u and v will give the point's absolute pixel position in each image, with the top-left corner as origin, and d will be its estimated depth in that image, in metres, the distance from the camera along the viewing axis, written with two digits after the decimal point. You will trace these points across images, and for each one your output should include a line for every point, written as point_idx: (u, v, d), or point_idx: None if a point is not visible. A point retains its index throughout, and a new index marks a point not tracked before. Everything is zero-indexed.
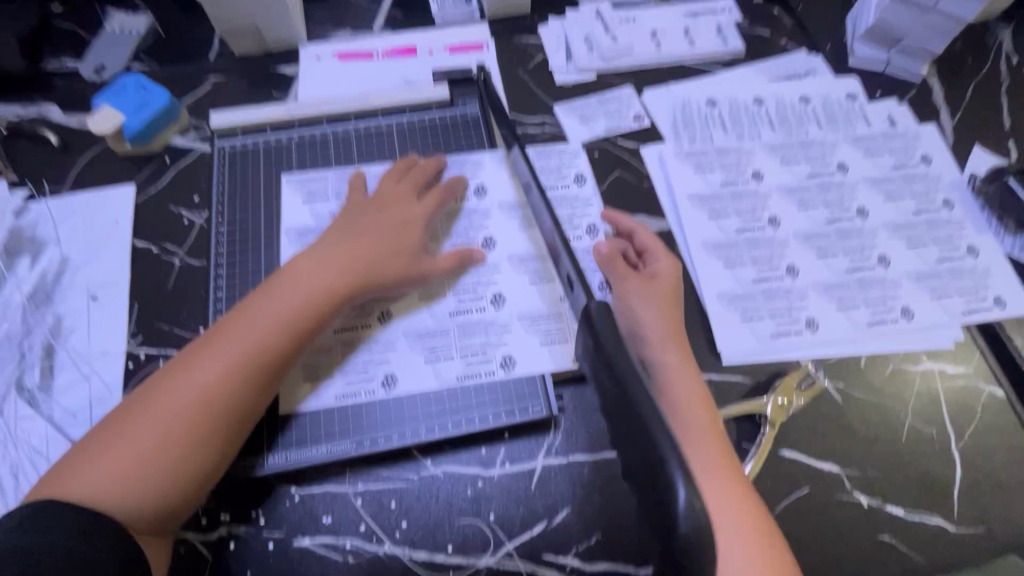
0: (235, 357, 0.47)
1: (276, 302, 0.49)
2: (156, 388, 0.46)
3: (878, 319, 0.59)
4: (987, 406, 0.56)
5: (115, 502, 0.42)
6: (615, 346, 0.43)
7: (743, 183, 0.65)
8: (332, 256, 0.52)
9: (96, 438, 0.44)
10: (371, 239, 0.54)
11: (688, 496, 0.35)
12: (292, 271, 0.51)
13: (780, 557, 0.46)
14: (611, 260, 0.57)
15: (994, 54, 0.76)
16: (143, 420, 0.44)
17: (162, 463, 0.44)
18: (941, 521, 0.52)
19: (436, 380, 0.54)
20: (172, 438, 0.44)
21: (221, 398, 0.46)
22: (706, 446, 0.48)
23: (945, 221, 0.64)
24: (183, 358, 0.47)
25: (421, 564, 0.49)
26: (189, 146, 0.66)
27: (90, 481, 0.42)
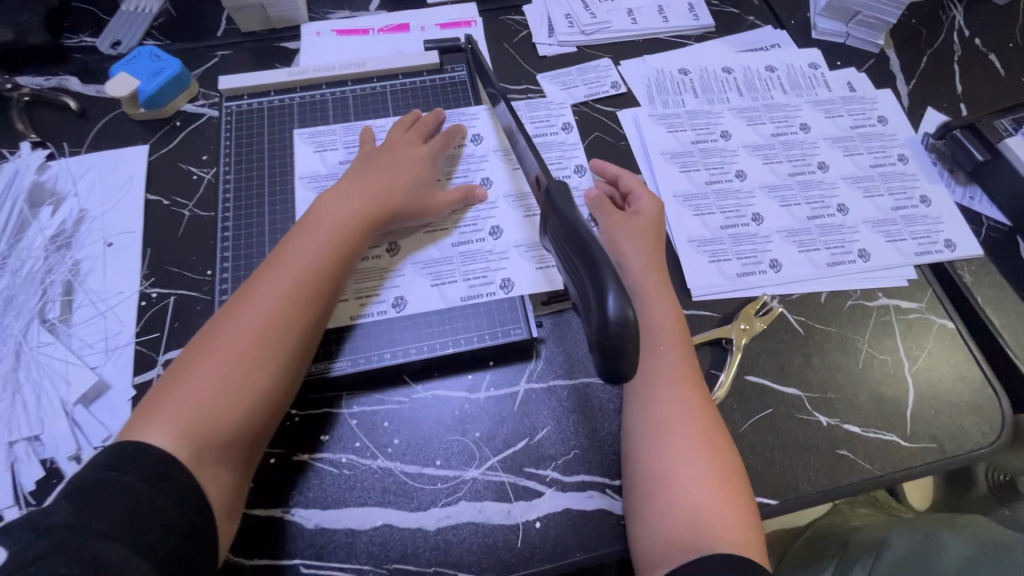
0: (288, 292, 0.50)
1: (315, 242, 0.53)
2: (215, 329, 0.49)
3: (837, 259, 0.64)
4: (938, 335, 0.61)
5: (191, 431, 0.44)
6: (564, 198, 0.45)
7: (712, 141, 0.70)
8: (358, 197, 0.56)
9: (165, 385, 0.46)
10: (394, 185, 0.58)
11: (621, 304, 0.37)
12: (323, 214, 0.55)
13: (731, 463, 0.49)
14: (598, 201, 0.61)
15: (947, 27, 0.81)
16: (212, 361, 0.47)
17: (238, 394, 0.46)
18: (895, 437, 0.56)
19: (442, 301, 0.58)
20: (243, 372, 0.47)
21: (282, 329, 0.49)
22: (671, 360, 0.53)
23: (900, 174, 0.69)
24: (236, 300, 0.50)
25: (412, 476, 0.53)
26: (197, 112, 0.71)
27: (173, 419, 0.44)
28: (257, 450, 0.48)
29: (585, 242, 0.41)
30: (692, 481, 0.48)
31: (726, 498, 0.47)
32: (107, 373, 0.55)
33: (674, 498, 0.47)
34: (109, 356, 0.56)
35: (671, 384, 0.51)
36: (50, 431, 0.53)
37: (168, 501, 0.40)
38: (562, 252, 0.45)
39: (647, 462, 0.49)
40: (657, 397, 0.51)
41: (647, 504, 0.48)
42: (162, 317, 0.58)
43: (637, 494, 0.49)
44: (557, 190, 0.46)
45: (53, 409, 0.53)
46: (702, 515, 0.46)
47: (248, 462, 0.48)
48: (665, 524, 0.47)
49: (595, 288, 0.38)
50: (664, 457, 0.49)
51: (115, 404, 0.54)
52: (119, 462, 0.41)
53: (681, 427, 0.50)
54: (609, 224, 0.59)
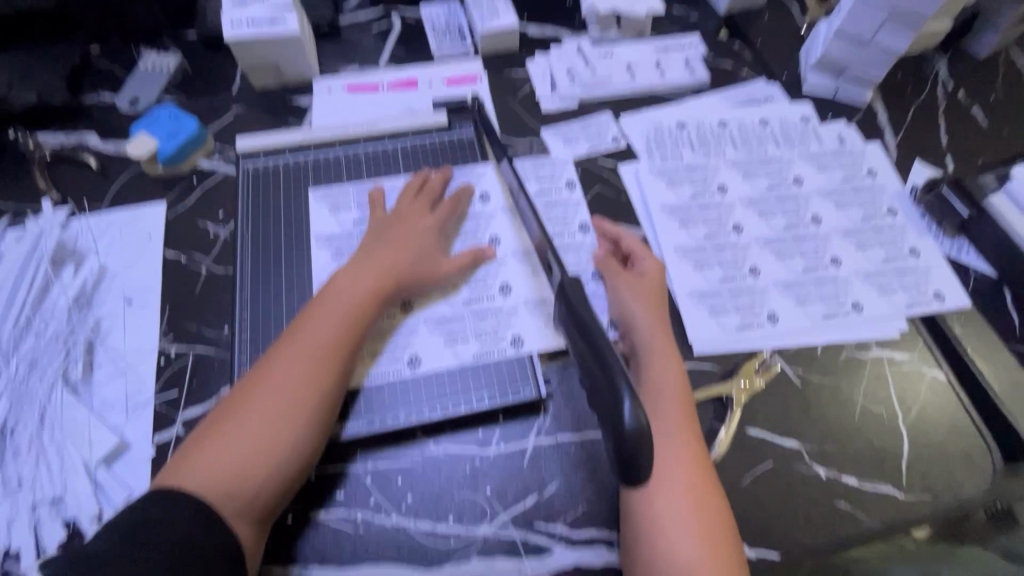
0: (311, 357, 0.53)
1: (336, 307, 0.56)
2: (244, 395, 0.52)
3: (831, 312, 0.66)
4: (930, 386, 0.63)
5: (223, 497, 0.47)
6: (577, 296, 0.49)
7: (710, 195, 0.73)
8: (374, 264, 0.59)
9: (198, 449, 0.50)
10: (408, 248, 0.61)
11: (634, 413, 0.40)
12: (344, 281, 0.58)
13: (721, 521, 0.51)
14: (608, 263, 0.64)
15: (931, 80, 0.85)
16: (239, 424, 0.50)
17: (261, 458, 0.49)
18: (892, 489, 0.58)
19: (455, 359, 0.61)
20: (266, 436, 0.50)
21: (304, 394, 0.52)
22: (671, 416, 0.54)
23: (890, 226, 0.72)
24: (263, 367, 0.54)
25: (425, 533, 0.54)
26: (214, 168, 0.73)
27: (206, 486, 0.47)
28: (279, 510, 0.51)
29: (598, 347, 0.44)
30: (683, 543, 0.49)
31: (716, 558, 0.49)
32: (128, 432, 0.57)
33: (668, 556, 0.49)
34: (130, 415, 0.58)
35: (671, 445, 0.53)
36: (73, 491, 0.54)
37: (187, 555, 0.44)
38: (578, 350, 0.48)
39: (643, 519, 0.51)
40: (657, 454, 0.52)
41: (643, 560, 0.50)
42: (181, 374, 0.60)
43: (633, 551, 0.51)
44: (569, 288, 0.50)
45: (76, 469, 0.55)
46: (694, 573, 0.48)
47: (268, 521, 0.50)
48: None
49: (610, 390, 0.42)
50: (661, 515, 0.50)
51: (135, 462, 0.56)
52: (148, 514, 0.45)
53: (679, 485, 0.51)
54: (620, 284, 0.62)
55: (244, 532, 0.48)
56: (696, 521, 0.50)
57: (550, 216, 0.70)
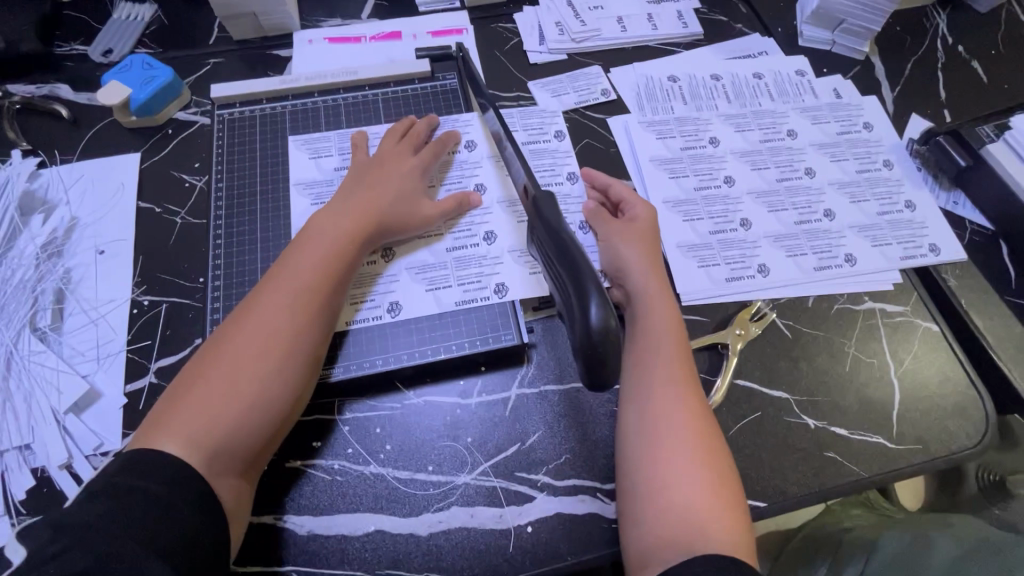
0: (294, 301, 0.51)
1: (318, 251, 0.54)
2: (221, 340, 0.50)
3: (824, 263, 0.65)
4: (923, 338, 0.62)
5: (202, 442, 0.45)
6: (550, 208, 0.47)
7: (701, 148, 0.71)
8: (353, 207, 0.57)
9: (173, 397, 0.47)
10: (392, 194, 0.59)
11: (603, 314, 0.40)
12: (322, 224, 0.56)
13: (721, 466, 0.50)
14: (599, 211, 0.62)
15: (931, 34, 0.83)
16: (220, 370, 0.48)
17: (246, 403, 0.47)
18: (882, 440, 0.56)
19: (437, 307, 0.59)
20: (246, 378, 0.48)
21: (288, 338, 0.50)
22: (666, 362, 0.53)
23: (886, 179, 0.70)
24: (241, 312, 0.51)
25: (404, 482, 0.53)
26: (190, 119, 0.71)
27: (181, 431, 0.45)
28: (264, 457, 0.50)
29: (570, 254, 0.44)
30: (682, 486, 0.48)
31: (716, 502, 0.47)
32: (98, 381, 0.56)
33: (664, 500, 0.48)
34: (100, 364, 0.56)
35: (667, 388, 0.52)
36: (41, 439, 0.53)
37: (182, 510, 0.42)
38: (549, 264, 0.48)
39: (638, 464, 0.50)
40: (653, 400, 0.52)
41: (638, 505, 0.49)
42: (154, 324, 0.59)
43: (629, 495, 0.49)
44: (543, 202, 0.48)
45: (45, 417, 0.54)
46: (692, 517, 0.46)
47: (253, 468, 0.49)
48: (654, 525, 0.47)
49: (578, 298, 0.42)
50: (657, 459, 0.49)
51: (107, 412, 0.54)
52: (130, 469, 0.42)
53: (676, 429, 0.50)
54: (611, 232, 0.60)
55: (230, 480, 0.46)
56: (695, 463, 0.49)
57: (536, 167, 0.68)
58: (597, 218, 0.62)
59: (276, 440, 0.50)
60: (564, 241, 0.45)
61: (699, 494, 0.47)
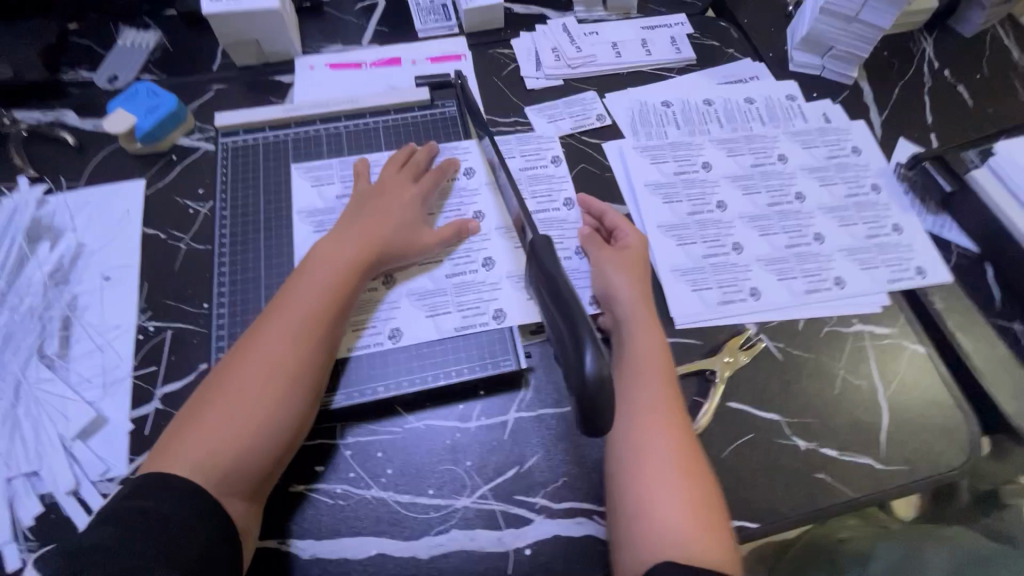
0: (298, 330, 0.53)
1: (320, 280, 0.56)
2: (227, 370, 0.51)
3: (813, 287, 0.66)
4: (910, 360, 0.63)
5: (209, 471, 0.46)
6: (548, 252, 0.48)
7: (694, 172, 0.73)
8: (354, 236, 0.59)
9: (183, 427, 0.49)
10: (393, 222, 0.61)
11: (597, 362, 0.40)
12: (324, 253, 0.58)
13: (707, 489, 0.51)
14: (590, 238, 0.64)
15: (917, 59, 0.85)
16: (227, 400, 0.49)
17: (252, 432, 0.49)
18: (872, 461, 0.58)
19: (437, 332, 0.60)
20: (252, 407, 0.49)
21: (293, 366, 0.51)
22: (653, 386, 0.55)
23: (873, 203, 0.72)
24: (246, 341, 0.53)
25: (405, 505, 0.54)
26: (194, 145, 0.72)
27: (190, 461, 0.46)
28: (271, 483, 0.51)
29: (564, 298, 0.44)
30: (667, 510, 0.50)
31: (703, 524, 0.49)
32: (105, 407, 0.57)
33: (653, 523, 0.49)
34: (107, 390, 0.58)
35: (653, 413, 0.53)
36: (49, 465, 0.54)
37: (193, 534, 0.43)
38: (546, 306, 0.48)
39: (629, 488, 0.51)
40: (642, 425, 0.53)
41: (628, 527, 0.50)
42: (159, 350, 0.60)
43: (617, 519, 0.51)
44: (540, 246, 0.49)
45: (52, 443, 0.55)
46: (680, 540, 0.48)
47: (261, 495, 0.50)
48: (645, 548, 0.48)
49: (573, 343, 0.42)
50: (643, 484, 0.51)
51: (113, 438, 0.55)
52: (143, 496, 0.44)
53: (661, 453, 0.52)
54: (601, 259, 0.62)
55: (239, 506, 0.48)
56: (678, 487, 0.50)
57: (533, 193, 0.70)
58: (587, 244, 0.64)
59: (282, 466, 0.51)
60: (561, 285, 0.45)
61: (683, 518, 0.49)
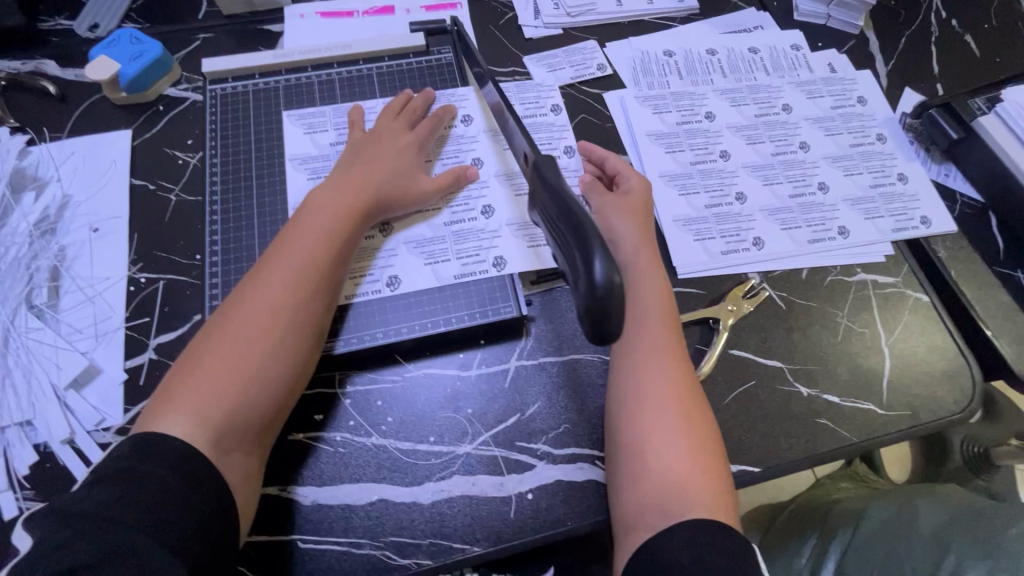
0: (294, 276, 0.51)
1: (317, 229, 0.54)
2: (223, 318, 0.50)
3: (817, 236, 0.65)
4: (913, 308, 0.63)
5: (208, 418, 0.45)
6: (551, 168, 0.45)
7: (697, 122, 0.71)
8: (350, 183, 0.57)
9: (178, 375, 0.48)
10: (390, 169, 0.59)
11: (608, 271, 0.37)
12: (319, 199, 0.56)
13: (710, 436, 0.51)
14: (592, 187, 0.62)
15: (925, 8, 0.83)
16: (224, 349, 0.48)
17: (251, 382, 0.47)
18: (873, 407, 0.58)
19: (436, 280, 0.59)
20: (249, 355, 0.48)
21: (292, 315, 0.50)
22: (656, 334, 0.54)
23: (879, 153, 0.71)
24: (241, 289, 0.51)
25: (406, 452, 0.54)
26: (180, 95, 0.70)
27: (188, 409, 0.45)
28: (272, 433, 0.50)
29: (572, 212, 0.41)
30: (668, 453, 0.49)
31: (705, 469, 0.49)
32: (98, 357, 0.56)
33: (654, 466, 0.49)
34: (99, 341, 0.56)
35: (656, 358, 0.53)
36: (42, 415, 0.53)
37: (192, 494, 0.42)
38: (551, 224, 0.45)
39: (631, 431, 0.51)
40: (645, 371, 0.52)
41: (628, 470, 0.50)
42: (152, 300, 0.58)
43: (617, 463, 0.51)
44: (542, 164, 0.46)
45: (44, 393, 0.54)
46: (681, 483, 0.48)
47: (261, 444, 0.49)
48: (645, 490, 0.48)
49: (582, 254, 0.39)
50: (644, 429, 0.50)
51: (107, 388, 0.55)
52: (140, 451, 0.42)
53: (663, 398, 0.51)
54: (602, 207, 0.60)
55: (239, 457, 0.47)
56: (679, 430, 0.50)
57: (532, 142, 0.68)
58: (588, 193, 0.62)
59: (281, 415, 0.50)
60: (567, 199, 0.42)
61: (683, 461, 0.49)
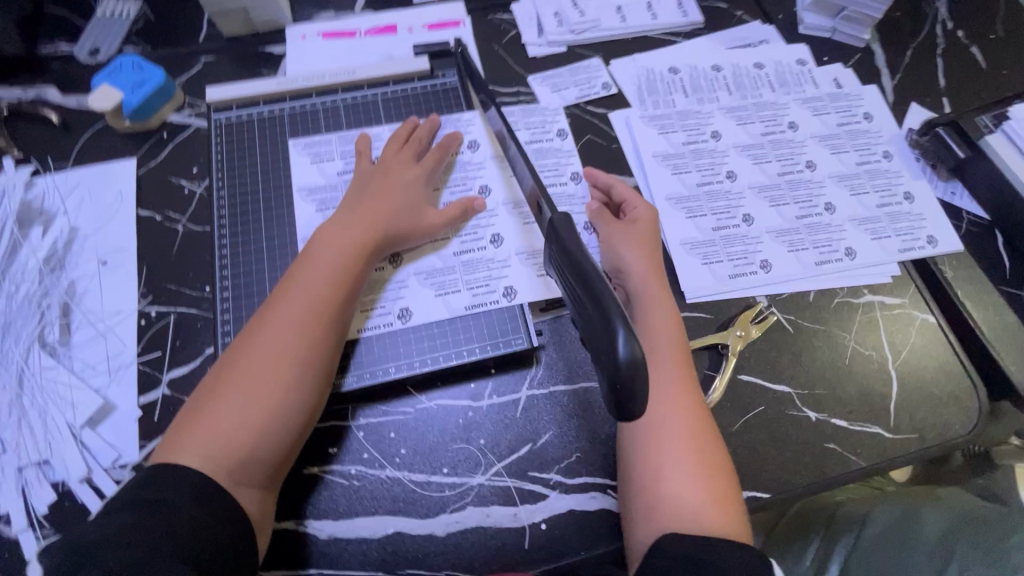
0: (305, 313, 0.52)
1: (327, 261, 0.54)
2: (236, 355, 0.51)
3: (824, 258, 0.66)
4: (920, 330, 0.63)
5: (221, 458, 0.46)
6: (567, 231, 0.46)
7: (703, 142, 0.71)
8: (359, 215, 0.57)
9: (193, 413, 0.48)
10: (398, 201, 0.59)
11: (630, 346, 0.37)
12: (329, 233, 0.56)
13: (718, 461, 0.51)
14: (599, 214, 0.63)
15: (931, 20, 0.82)
16: (237, 385, 0.49)
17: (264, 417, 0.48)
18: (880, 430, 0.59)
19: (446, 311, 0.59)
20: (261, 393, 0.49)
21: (303, 349, 0.51)
22: (663, 361, 0.54)
23: (885, 171, 0.71)
24: (254, 325, 0.52)
25: (420, 484, 0.54)
26: (184, 122, 0.70)
27: (202, 448, 0.46)
28: (284, 469, 0.51)
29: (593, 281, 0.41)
30: (677, 484, 0.50)
31: (714, 495, 0.50)
32: (112, 393, 0.56)
33: (662, 492, 0.50)
34: (113, 376, 0.57)
35: (664, 388, 0.53)
36: (59, 452, 0.54)
37: (203, 523, 0.43)
38: (566, 283, 0.46)
39: (640, 462, 0.52)
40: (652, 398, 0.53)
41: (638, 497, 0.51)
42: (163, 335, 0.59)
43: (627, 493, 0.52)
44: (560, 225, 0.47)
45: (60, 431, 0.54)
46: (689, 511, 0.49)
47: (274, 481, 0.50)
48: (654, 517, 0.49)
49: (603, 323, 0.39)
50: (653, 460, 0.51)
51: (122, 424, 0.55)
52: (156, 490, 0.43)
53: (672, 429, 0.52)
54: (609, 235, 0.61)
55: (252, 491, 0.48)
56: (688, 461, 0.51)
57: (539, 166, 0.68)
58: (595, 220, 0.63)
59: (294, 451, 0.51)
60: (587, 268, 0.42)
61: (693, 492, 0.49)
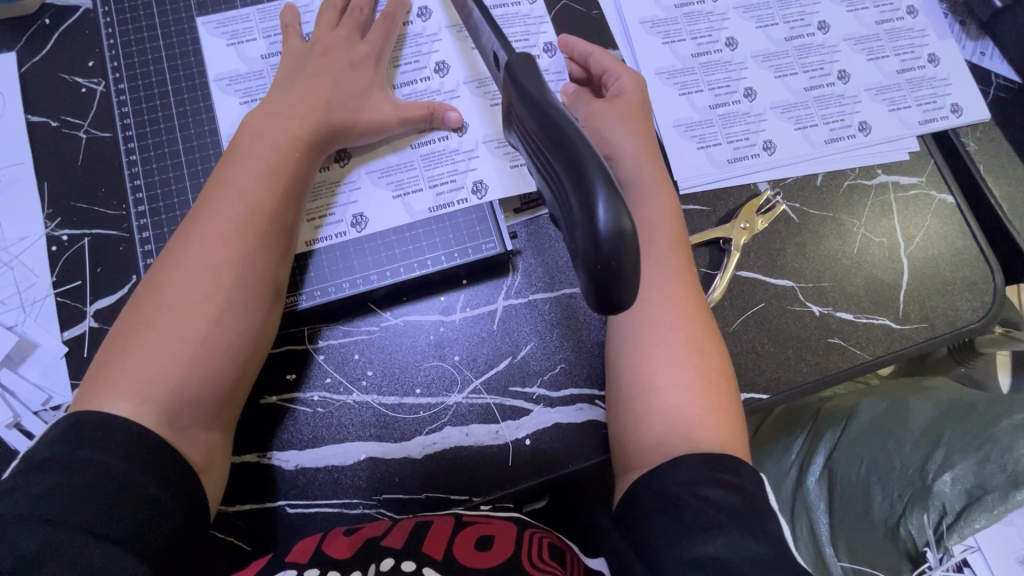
0: (236, 224, 0.44)
1: (258, 161, 0.45)
2: (158, 277, 0.43)
3: (835, 134, 0.58)
4: (937, 212, 0.57)
5: (154, 395, 0.39)
6: (524, 67, 0.34)
7: (699, 3, 0.60)
8: (292, 105, 0.47)
9: (116, 347, 0.41)
10: (340, 87, 0.49)
11: (614, 213, 0.27)
12: (257, 127, 0.47)
13: (720, 374, 0.46)
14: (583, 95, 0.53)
15: None
16: (168, 311, 0.41)
17: (204, 349, 0.41)
18: (888, 321, 0.54)
19: (407, 214, 0.52)
20: (194, 320, 0.42)
21: (243, 270, 0.43)
22: (660, 264, 0.48)
23: (908, 30, 0.61)
24: (178, 242, 0.44)
25: (391, 407, 0.50)
26: (68, 3, 0.55)
27: (129, 386, 0.39)
28: (235, 406, 0.45)
29: (560, 130, 0.29)
30: (676, 390, 0.45)
31: (717, 407, 0.45)
32: (29, 331, 0.49)
33: (658, 401, 0.45)
34: (27, 311, 0.50)
35: (661, 286, 0.47)
36: None
37: (141, 477, 0.37)
38: (529, 141, 0.34)
39: (635, 367, 0.47)
40: (649, 305, 0.47)
41: (629, 408, 0.46)
42: (80, 261, 0.51)
43: (617, 401, 0.47)
44: (516, 65, 0.34)
45: None
46: (693, 423, 0.44)
47: (225, 418, 0.44)
48: (650, 431, 0.44)
49: (575, 187, 0.28)
50: (649, 365, 0.46)
51: (47, 363, 0.49)
52: (76, 435, 0.37)
53: (670, 331, 0.46)
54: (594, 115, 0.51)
55: (199, 432, 0.42)
56: (685, 361, 0.46)
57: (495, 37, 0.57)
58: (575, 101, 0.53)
59: (245, 384, 0.45)
60: (554, 118, 0.30)
61: (692, 396, 0.45)
